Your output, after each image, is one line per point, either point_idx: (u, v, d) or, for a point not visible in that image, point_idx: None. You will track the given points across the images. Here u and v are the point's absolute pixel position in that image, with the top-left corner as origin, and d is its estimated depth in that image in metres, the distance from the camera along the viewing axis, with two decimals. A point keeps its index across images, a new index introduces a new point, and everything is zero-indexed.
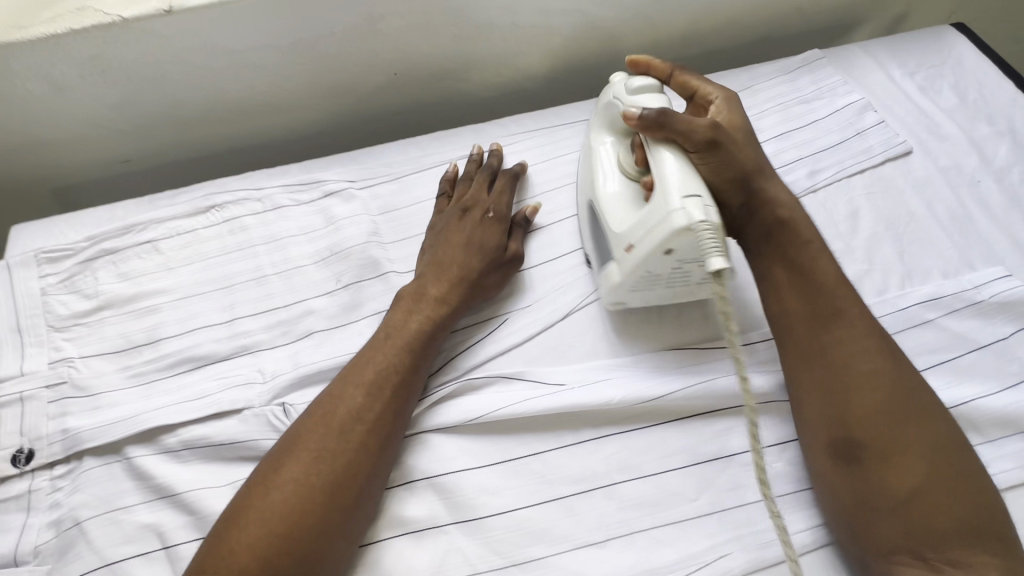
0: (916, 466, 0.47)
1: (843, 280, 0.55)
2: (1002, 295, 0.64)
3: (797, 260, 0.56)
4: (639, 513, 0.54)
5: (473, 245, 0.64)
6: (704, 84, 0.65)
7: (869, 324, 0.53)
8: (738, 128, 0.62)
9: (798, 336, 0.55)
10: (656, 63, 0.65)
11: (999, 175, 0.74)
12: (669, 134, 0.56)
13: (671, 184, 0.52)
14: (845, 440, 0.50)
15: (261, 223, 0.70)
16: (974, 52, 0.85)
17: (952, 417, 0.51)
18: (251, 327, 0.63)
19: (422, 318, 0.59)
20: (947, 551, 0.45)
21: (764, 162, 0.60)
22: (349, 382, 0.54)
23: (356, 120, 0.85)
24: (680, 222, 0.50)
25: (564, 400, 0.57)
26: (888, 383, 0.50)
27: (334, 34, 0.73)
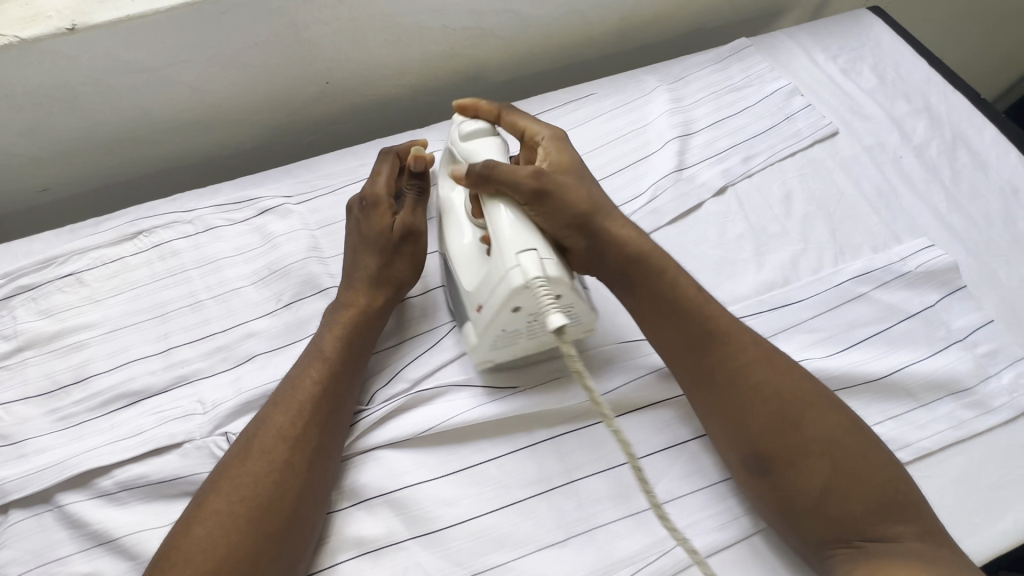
0: (816, 466, 0.49)
1: (709, 300, 0.56)
2: (927, 264, 0.67)
3: (659, 291, 0.56)
4: (597, 509, 0.54)
5: (358, 245, 0.62)
6: (534, 125, 0.63)
7: (745, 337, 0.55)
8: (568, 169, 0.58)
9: (682, 363, 0.56)
10: (482, 104, 0.64)
11: (918, 150, 0.78)
12: (498, 187, 0.54)
13: (507, 238, 0.51)
14: (750, 455, 0.51)
15: (193, 246, 0.67)
16: (890, 34, 0.89)
17: (843, 405, 0.52)
18: (188, 355, 0.60)
19: (343, 337, 0.57)
20: (866, 532, 0.47)
21: (605, 199, 0.58)
22: (273, 405, 0.53)
23: (291, 132, 0.83)
24: (517, 280, 0.49)
25: (517, 403, 0.58)
26: (770, 395, 0.52)
27: (257, 45, 0.70)
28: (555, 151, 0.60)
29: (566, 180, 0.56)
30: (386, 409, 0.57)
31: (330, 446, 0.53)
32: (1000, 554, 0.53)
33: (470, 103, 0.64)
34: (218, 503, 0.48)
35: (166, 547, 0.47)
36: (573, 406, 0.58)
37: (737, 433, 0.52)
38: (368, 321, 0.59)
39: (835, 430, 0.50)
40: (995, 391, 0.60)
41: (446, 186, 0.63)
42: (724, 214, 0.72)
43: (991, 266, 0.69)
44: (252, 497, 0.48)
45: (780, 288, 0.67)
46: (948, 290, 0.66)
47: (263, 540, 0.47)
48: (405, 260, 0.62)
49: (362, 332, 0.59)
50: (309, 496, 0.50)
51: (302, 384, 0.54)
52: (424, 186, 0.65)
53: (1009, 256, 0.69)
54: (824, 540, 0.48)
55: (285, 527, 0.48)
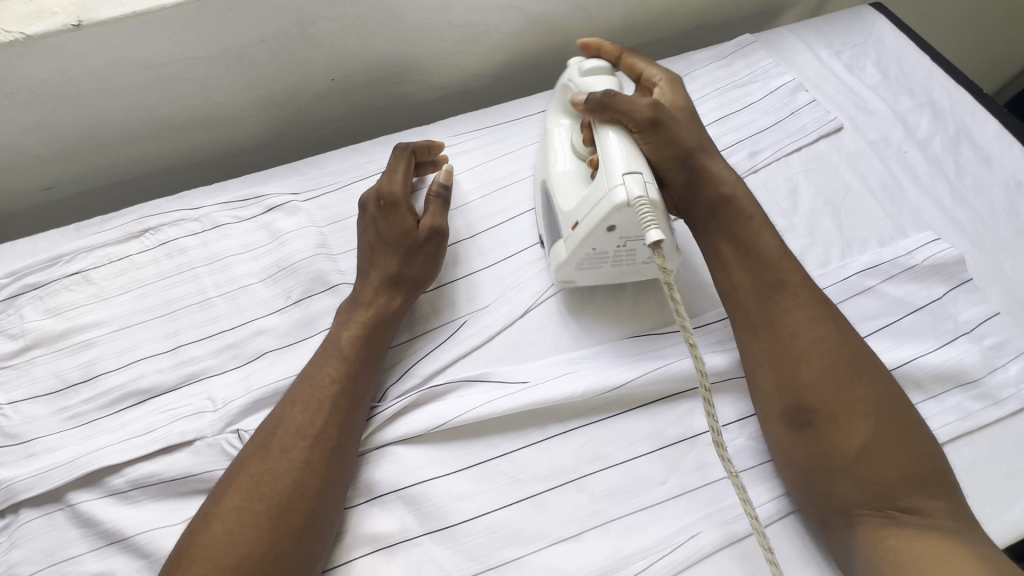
0: (863, 423, 0.50)
1: (784, 252, 0.58)
2: (933, 257, 0.67)
3: (741, 236, 0.59)
4: (611, 502, 0.54)
5: (378, 244, 0.62)
6: (650, 67, 0.69)
7: (810, 292, 0.56)
8: (680, 108, 0.65)
9: (745, 310, 0.57)
10: (607, 45, 0.70)
11: (922, 144, 0.78)
12: (613, 116, 0.60)
13: (614, 161, 0.56)
14: (796, 405, 0.52)
15: (200, 244, 0.67)
16: (892, 30, 0.90)
17: (888, 373, 0.54)
18: (197, 353, 0.60)
19: (361, 330, 0.58)
20: (897, 502, 0.48)
21: (706, 141, 0.63)
22: (289, 402, 0.53)
23: (297, 129, 0.83)
24: (620, 197, 0.53)
25: (528, 398, 0.57)
26: (834, 346, 0.53)
27: (264, 42, 0.70)
28: (671, 95, 0.66)
29: (679, 119, 0.62)
30: (399, 406, 0.57)
31: (350, 438, 0.53)
32: (1010, 544, 0.54)
33: (596, 42, 0.70)
34: (236, 501, 0.48)
35: (185, 543, 0.47)
36: (584, 400, 0.58)
37: (788, 380, 0.53)
38: (385, 323, 0.59)
39: (884, 390, 0.52)
40: (1002, 382, 0.61)
41: (552, 121, 0.68)
42: None
43: (996, 259, 0.69)
44: (273, 494, 0.48)
45: None
46: (955, 283, 0.67)
47: (285, 537, 0.47)
48: (424, 262, 0.62)
49: (379, 332, 0.58)
50: (329, 493, 0.50)
51: (321, 383, 0.54)
52: (448, 194, 0.66)
53: (1013, 249, 0.70)
54: (854, 506, 0.49)
55: (307, 522, 0.48)
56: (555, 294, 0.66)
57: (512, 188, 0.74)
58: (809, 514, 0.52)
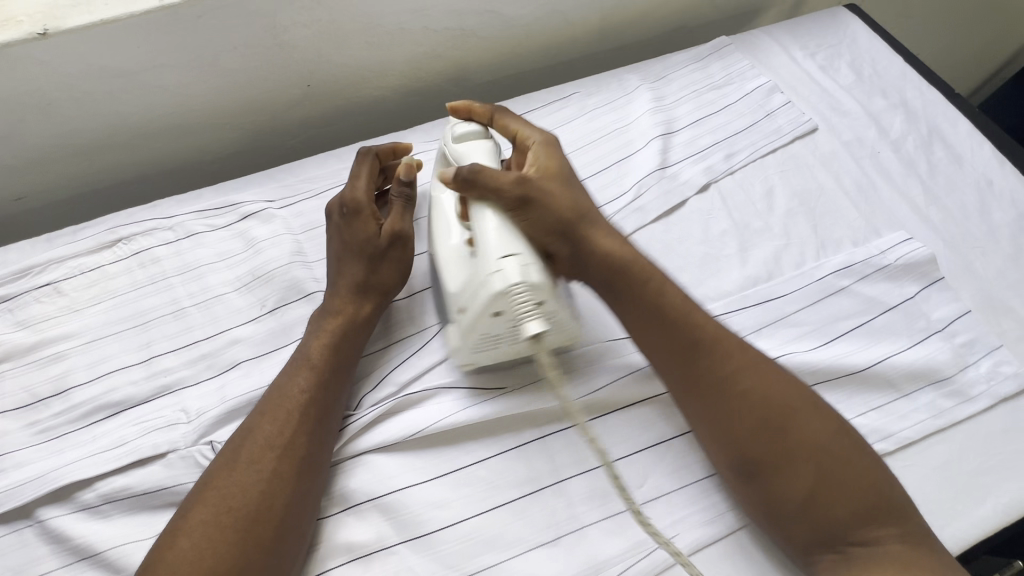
0: (806, 472, 0.49)
1: (692, 304, 0.57)
2: (906, 257, 0.68)
3: (642, 296, 0.56)
4: (588, 507, 0.55)
5: (343, 251, 0.62)
6: (524, 127, 0.64)
7: (736, 343, 0.55)
8: (554, 173, 0.60)
9: (673, 365, 0.55)
10: (475, 107, 0.65)
11: (895, 144, 0.79)
12: (482, 192, 0.55)
13: (493, 245, 0.52)
14: (739, 462, 0.52)
15: (174, 253, 0.66)
16: (866, 30, 0.91)
17: (824, 408, 0.52)
18: (171, 364, 0.60)
19: (328, 340, 0.57)
20: (851, 536, 0.48)
21: (586, 203, 0.59)
22: (258, 413, 0.53)
23: (274, 136, 0.83)
24: (498, 285, 0.50)
25: (504, 406, 0.58)
26: (761, 399, 0.52)
27: (236, 49, 0.69)
28: (544, 157, 0.61)
29: (554, 189, 0.57)
30: (374, 414, 0.57)
31: (319, 451, 0.52)
32: (982, 539, 0.55)
33: (462, 104, 0.65)
34: (202, 514, 0.47)
35: (150, 558, 0.46)
36: (561, 406, 0.58)
37: (728, 439, 0.52)
38: (354, 330, 0.59)
39: (824, 435, 0.50)
40: (973, 379, 0.62)
41: (439, 183, 0.64)
42: (708, 211, 0.73)
43: (968, 257, 0.70)
44: (239, 510, 0.48)
45: (764, 284, 0.67)
46: (927, 281, 0.67)
47: (249, 555, 0.46)
48: (391, 268, 0.62)
49: (348, 342, 0.58)
50: (296, 509, 0.49)
51: (290, 394, 0.54)
52: (412, 192, 0.63)
53: (984, 248, 0.71)
54: (811, 548, 0.49)
55: (272, 541, 0.47)
56: None
57: None
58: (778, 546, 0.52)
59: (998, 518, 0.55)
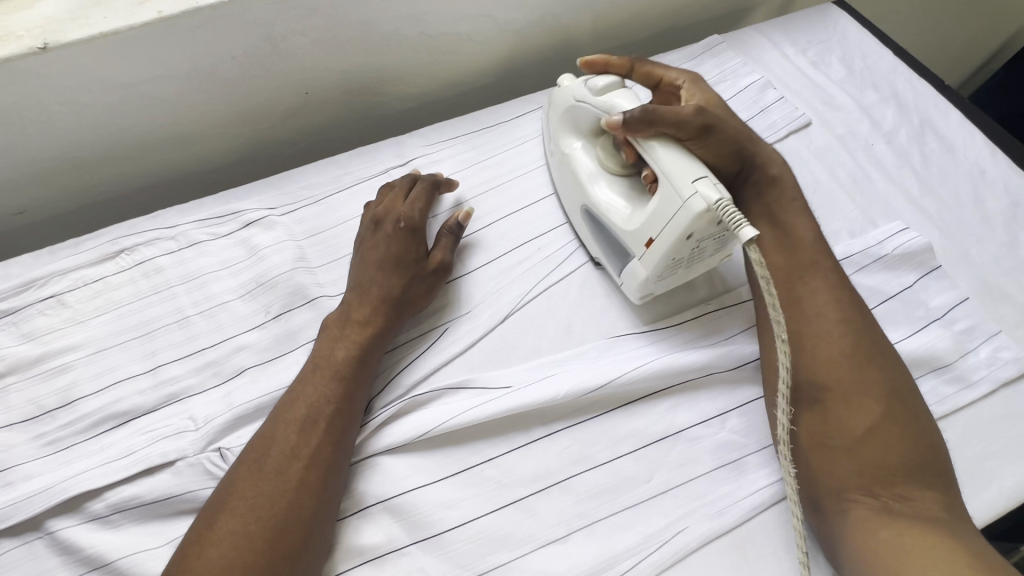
0: (874, 408, 0.52)
1: (818, 238, 0.61)
2: (903, 246, 0.69)
3: (778, 218, 0.62)
4: (597, 502, 0.55)
5: (390, 260, 0.62)
6: (666, 71, 0.70)
7: (840, 278, 0.58)
8: (712, 104, 0.66)
9: (774, 287, 0.59)
10: (614, 60, 0.69)
11: (888, 136, 0.80)
12: (660, 129, 0.57)
13: (675, 171, 0.54)
14: (807, 382, 0.54)
15: (177, 263, 0.66)
16: (855, 25, 0.92)
17: (904, 364, 0.55)
18: (177, 373, 0.60)
19: (349, 345, 0.58)
20: (894, 488, 0.49)
21: (749, 131, 0.64)
22: (279, 421, 0.53)
23: (274, 145, 0.83)
24: (699, 206, 0.51)
25: (510, 403, 0.57)
26: (855, 327, 0.55)
27: (235, 58, 0.70)
28: (696, 95, 0.67)
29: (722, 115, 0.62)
30: (386, 415, 0.57)
31: (343, 453, 0.53)
32: (987, 523, 0.55)
33: (599, 58, 0.69)
34: (228, 524, 0.47)
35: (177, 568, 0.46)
36: (567, 402, 0.58)
37: (805, 359, 0.55)
38: (377, 341, 0.59)
39: (897, 380, 0.53)
40: (974, 365, 0.62)
41: (566, 142, 0.69)
42: None
43: (964, 245, 0.71)
44: (269, 516, 0.48)
45: None
46: (925, 270, 0.68)
47: (278, 558, 0.47)
48: (424, 290, 0.63)
49: (372, 353, 0.58)
50: (321, 512, 0.50)
51: (303, 400, 0.54)
52: (461, 233, 0.68)
53: (979, 236, 0.72)
54: (850, 489, 0.50)
55: (302, 544, 0.48)
56: (535, 298, 0.66)
57: (489, 194, 0.74)
58: (803, 503, 0.53)
59: (1001, 503, 0.56)
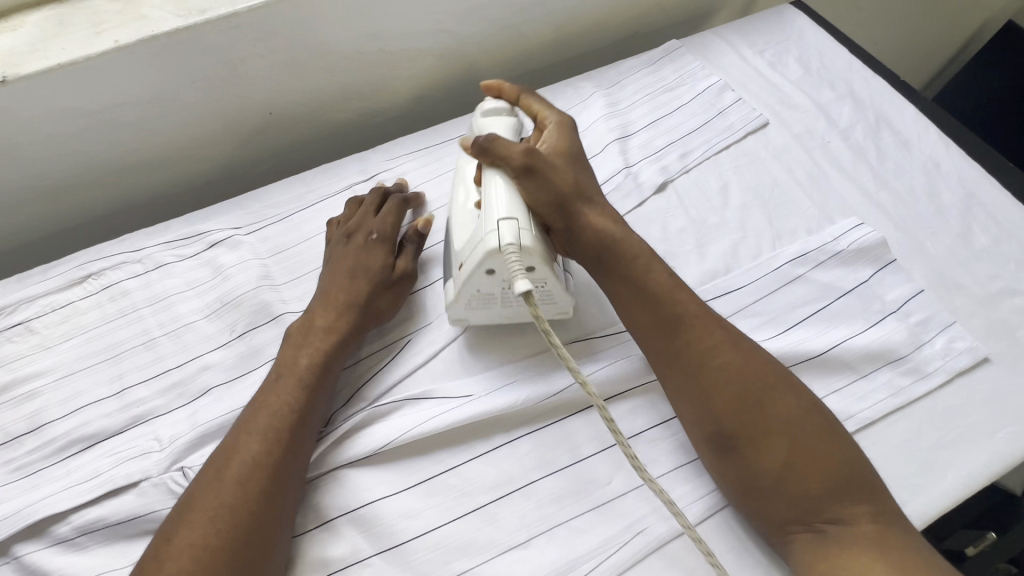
0: (779, 446, 0.52)
1: (676, 283, 0.60)
2: (858, 242, 0.70)
3: (629, 272, 0.60)
4: (557, 507, 0.56)
5: (358, 267, 0.65)
6: (546, 108, 0.69)
7: (711, 318, 0.58)
8: (564, 151, 0.65)
9: (657, 340, 0.58)
10: (506, 87, 0.69)
11: (845, 133, 0.81)
12: (492, 160, 0.60)
13: (493, 205, 0.57)
14: (716, 433, 0.54)
15: (143, 285, 0.67)
16: (812, 25, 0.93)
17: (794, 385, 0.55)
18: (144, 394, 0.61)
19: (310, 352, 0.59)
20: (825, 514, 0.50)
21: (586, 185, 0.63)
22: (241, 433, 0.54)
23: (241, 165, 0.84)
24: (492, 243, 0.55)
25: (470, 411, 0.59)
26: (735, 371, 0.55)
27: (195, 83, 0.71)
28: (556, 137, 0.66)
29: (555, 163, 0.62)
30: (348, 428, 0.58)
31: (300, 464, 0.53)
32: (943, 512, 0.56)
33: (494, 83, 0.69)
34: (183, 538, 0.48)
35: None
36: (527, 409, 0.60)
37: (706, 414, 0.55)
38: (338, 349, 0.60)
39: (794, 412, 0.53)
40: (929, 356, 0.63)
41: (463, 160, 0.70)
42: (666, 210, 0.75)
43: (919, 238, 0.72)
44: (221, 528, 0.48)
45: (722, 277, 0.69)
46: (881, 264, 0.69)
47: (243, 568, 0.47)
48: (388, 300, 0.65)
49: (334, 361, 0.59)
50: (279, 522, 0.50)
51: (262, 412, 0.54)
52: (421, 243, 0.69)
53: (934, 228, 0.73)
54: (787, 522, 0.51)
55: (264, 556, 0.49)
56: None
57: None
58: (753, 532, 0.54)
59: (956, 492, 0.56)
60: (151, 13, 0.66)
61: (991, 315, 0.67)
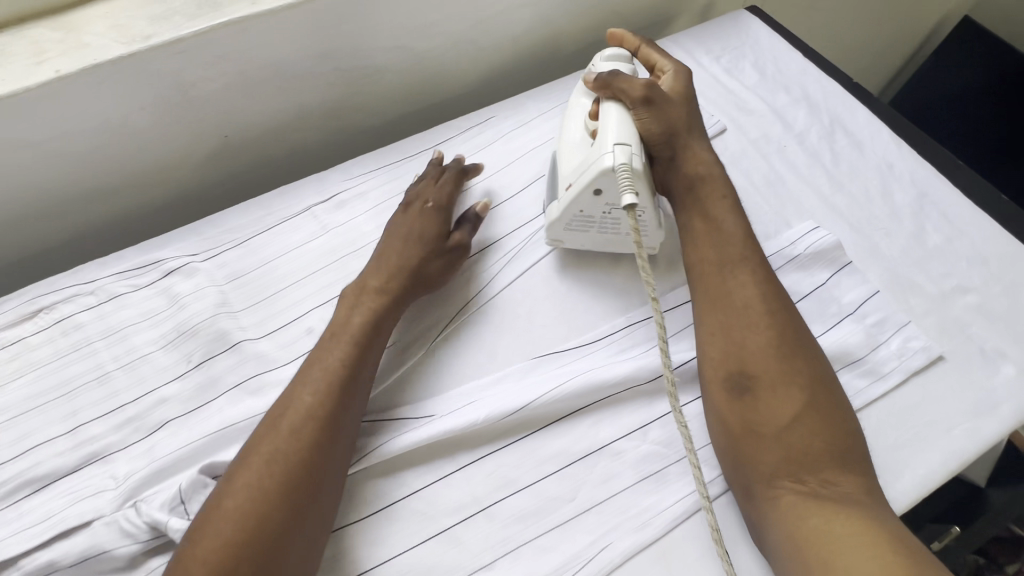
0: (797, 395, 0.54)
1: (748, 237, 0.63)
2: (815, 245, 0.71)
3: (711, 214, 0.65)
4: (521, 526, 0.56)
5: (419, 228, 0.68)
6: (663, 59, 0.76)
7: (764, 273, 0.61)
8: (679, 94, 0.72)
9: (707, 280, 0.62)
10: (628, 37, 0.77)
11: (800, 137, 0.82)
12: (615, 92, 0.68)
13: (611, 133, 0.63)
14: (742, 370, 0.56)
15: (97, 318, 0.66)
16: (766, 30, 0.95)
17: (825, 355, 0.58)
18: (97, 431, 0.59)
19: (365, 311, 0.61)
20: (820, 472, 0.51)
21: (694, 126, 0.70)
22: (297, 389, 0.55)
23: (199, 188, 0.83)
24: (608, 162, 0.60)
25: (434, 430, 0.58)
26: (778, 317, 0.58)
27: (144, 109, 0.70)
28: (671, 81, 0.73)
29: (674, 101, 0.70)
30: None
31: (348, 428, 0.54)
32: (902, 512, 0.57)
33: (621, 32, 0.78)
34: (247, 464, 0.50)
35: (196, 525, 0.48)
36: (488, 427, 0.59)
37: (737, 348, 0.57)
38: (390, 309, 0.62)
39: (820, 369, 0.56)
40: (885, 357, 0.64)
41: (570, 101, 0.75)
42: None
43: (873, 239, 0.73)
44: (279, 466, 0.50)
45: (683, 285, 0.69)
46: (837, 266, 0.70)
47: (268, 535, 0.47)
48: (441, 266, 0.67)
49: (383, 325, 0.61)
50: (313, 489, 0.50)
51: (331, 360, 0.56)
52: (478, 223, 0.72)
53: (888, 229, 0.74)
54: (780, 475, 0.52)
55: (296, 520, 0.48)
56: (453, 326, 0.66)
57: None
58: (732, 487, 0.55)
59: (915, 491, 0.57)
60: (94, 41, 0.65)
61: (945, 313, 0.68)
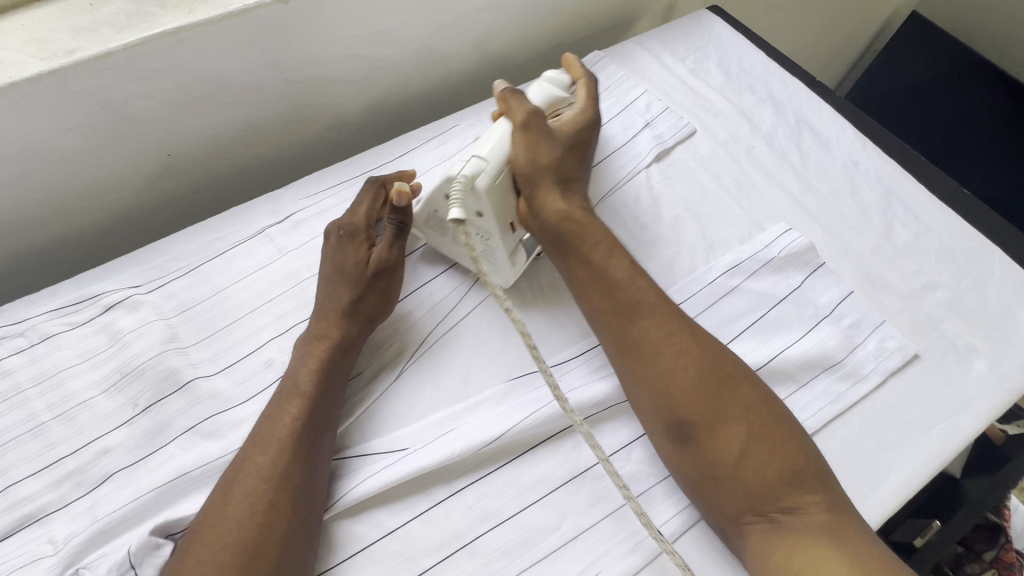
0: (736, 433, 0.52)
1: (637, 274, 0.61)
2: (788, 248, 0.70)
3: (590, 257, 0.62)
4: (505, 561, 0.53)
5: (336, 270, 0.62)
6: (587, 99, 0.70)
7: (668, 309, 0.59)
8: (572, 137, 0.67)
9: (616, 332, 0.59)
10: (576, 66, 0.73)
11: (768, 137, 0.82)
12: (509, 108, 0.65)
13: (486, 143, 0.62)
14: (674, 419, 0.54)
15: (27, 362, 0.60)
16: (729, 30, 0.94)
17: (756, 378, 0.57)
18: (32, 490, 0.54)
19: (312, 366, 0.57)
20: (779, 501, 0.50)
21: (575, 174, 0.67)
22: (236, 489, 0.50)
23: (144, 210, 0.77)
24: (453, 169, 0.60)
25: (410, 465, 0.55)
26: (691, 361, 0.56)
27: (73, 130, 0.64)
28: (569, 121, 0.68)
29: (552, 140, 0.65)
30: None
31: (311, 497, 0.51)
32: (889, 516, 0.56)
33: (573, 59, 0.74)
34: (203, 552, 0.47)
35: None
36: (467, 457, 0.56)
37: (660, 400, 0.55)
38: (340, 352, 0.59)
39: (747, 401, 0.54)
40: (863, 358, 0.64)
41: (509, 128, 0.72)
42: None
43: (845, 239, 0.73)
44: (239, 543, 0.47)
45: None
46: (811, 268, 0.70)
47: None
48: (379, 296, 0.62)
49: (337, 368, 0.58)
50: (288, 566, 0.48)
51: (281, 422, 0.53)
52: (402, 219, 0.63)
53: (859, 228, 0.74)
54: (743, 512, 0.51)
55: None
56: (428, 349, 0.63)
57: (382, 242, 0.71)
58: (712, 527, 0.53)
59: (900, 493, 0.57)
60: (8, 57, 0.59)
61: (917, 310, 0.68)
